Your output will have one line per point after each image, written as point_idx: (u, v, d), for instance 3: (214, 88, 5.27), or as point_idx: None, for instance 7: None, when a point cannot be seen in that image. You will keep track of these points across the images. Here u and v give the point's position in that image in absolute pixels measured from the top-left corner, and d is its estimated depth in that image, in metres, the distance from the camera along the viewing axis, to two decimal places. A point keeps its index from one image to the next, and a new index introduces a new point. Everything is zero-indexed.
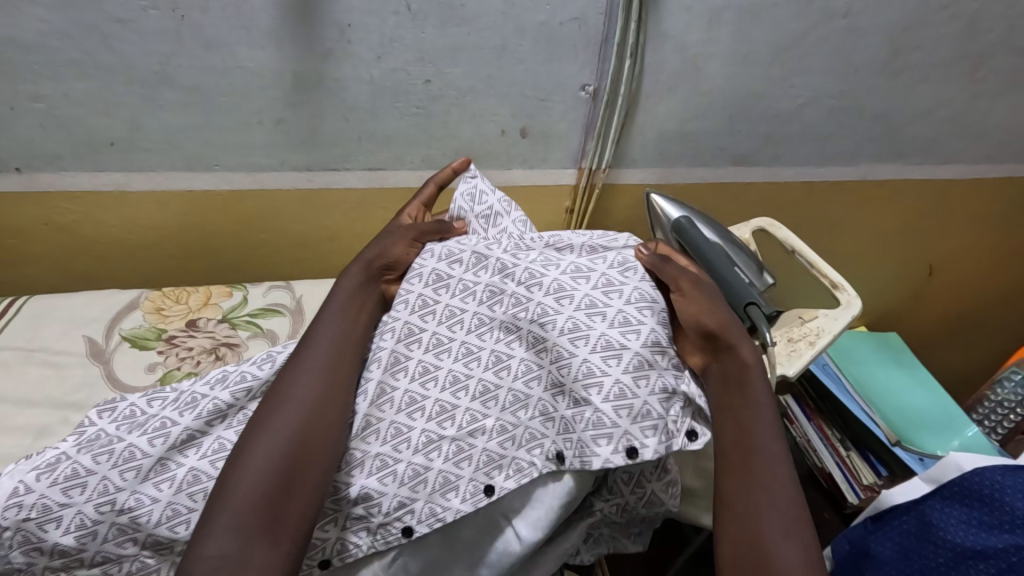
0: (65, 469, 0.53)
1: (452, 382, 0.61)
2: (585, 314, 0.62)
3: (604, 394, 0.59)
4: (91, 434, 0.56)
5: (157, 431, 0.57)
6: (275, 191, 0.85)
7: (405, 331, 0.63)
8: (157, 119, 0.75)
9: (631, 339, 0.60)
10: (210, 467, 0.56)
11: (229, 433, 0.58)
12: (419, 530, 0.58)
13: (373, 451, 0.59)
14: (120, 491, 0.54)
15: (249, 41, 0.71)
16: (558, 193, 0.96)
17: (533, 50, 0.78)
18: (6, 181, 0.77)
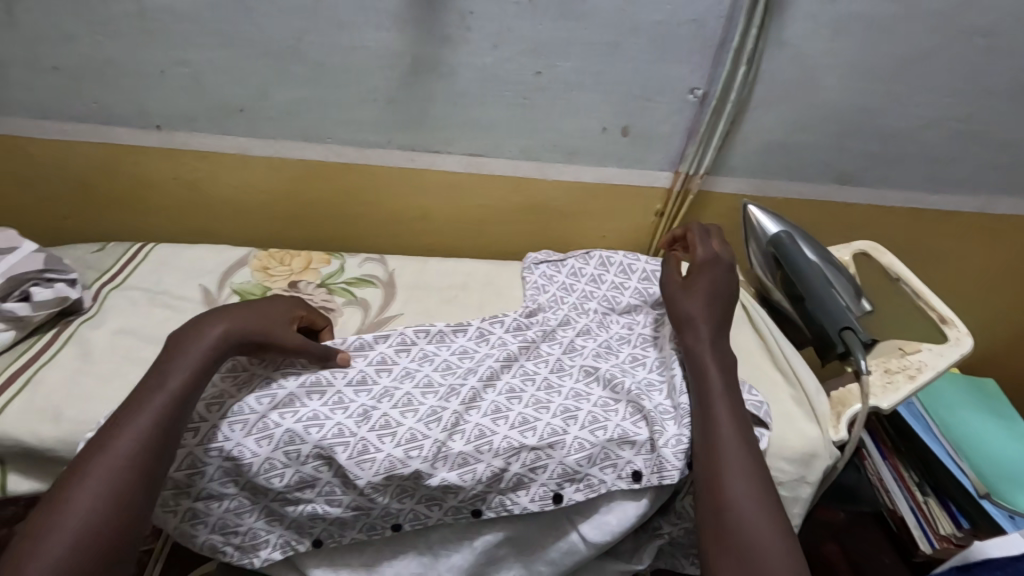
0: (179, 413, 0.61)
1: (537, 403, 0.67)
2: (657, 369, 0.74)
3: (680, 420, 0.67)
4: (195, 379, 0.64)
5: (263, 392, 0.63)
6: (379, 168, 0.89)
7: (506, 356, 0.72)
8: (282, 90, 0.80)
9: (693, 366, 0.70)
10: (305, 430, 0.61)
11: (324, 407, 0.63)
12: (488, 514, 0.65)
13: (456, 449, 0.63)
14: (227, 440, 0.60)
15: (375, 22, 0.74)
16: (651, 196, 0.95)
17: (646, 49, 0.78)
18: (147, 137, 0.85)
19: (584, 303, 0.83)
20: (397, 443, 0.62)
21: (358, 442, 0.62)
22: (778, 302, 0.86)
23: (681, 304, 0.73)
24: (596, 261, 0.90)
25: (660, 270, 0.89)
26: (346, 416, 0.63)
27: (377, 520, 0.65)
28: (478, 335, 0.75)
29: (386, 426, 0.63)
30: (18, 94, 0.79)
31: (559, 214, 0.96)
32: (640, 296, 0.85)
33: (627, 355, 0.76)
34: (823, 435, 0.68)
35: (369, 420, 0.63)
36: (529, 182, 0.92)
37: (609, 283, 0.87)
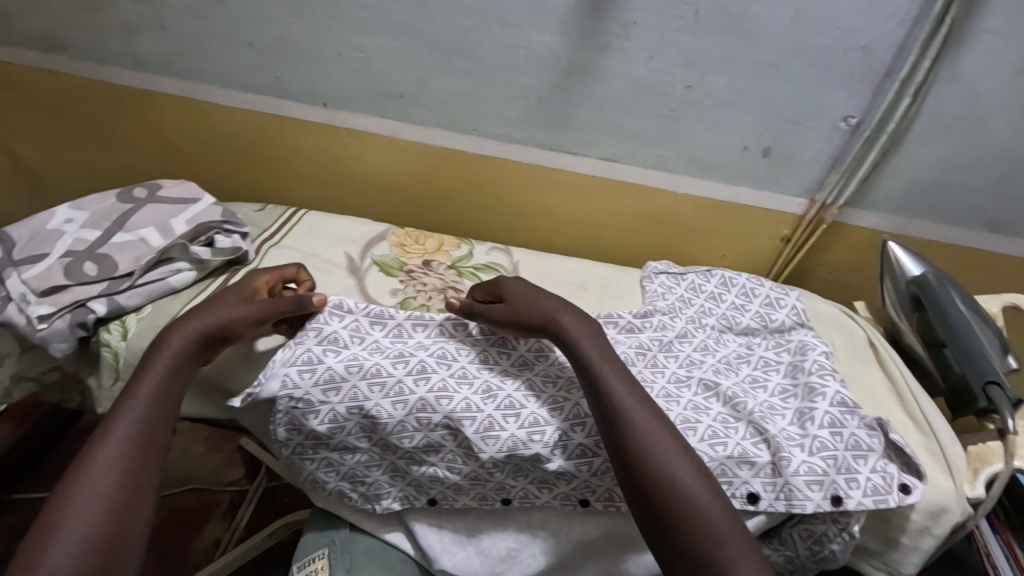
0: (323, 372, 0.64)
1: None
2: (779, 396, 0.71)
3: (806, 450, 0.65)
4: (331, 334, 0.66)
5: (397, 357, 0.66)
6: (516, 163, 0.93)
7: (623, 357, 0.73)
8: (441, 81, 0.86)
9: (820, 400, 0.69)
10: (437, 400, 0.65)
11: (452, 379, 0.66)
12: (594, 505, 0.67)
13: (576, 440, 0.65)
14: (367, 400, 0.64)
15: (541, 25, 0.78)
16: (781, 220, 0.94)
17: (805, 72, 0.77)
18: (312, 112, 0.92)
19: (702, 318, 0.82)
20: (521, 425, 0.65)
21: (484, 419, 0.65)
22: (912, 346, 0.83)
23: (513, 297, 0.68)
24: (717, 280, 0.87)
25: (786, 298, 0.86)
26: (473, 391, 0.66)
27: (489, 492, 0.68)
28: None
29: (511, 407, 0.66)
30: (212, 63, 0.89)
31: (681, 228, 0.97)
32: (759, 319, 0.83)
33: (747, 376, 0.74)
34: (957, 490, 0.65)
35: (495, 399, 0.66)
36: (658, 193, 0.93)
37: (728, 301, 0.84)
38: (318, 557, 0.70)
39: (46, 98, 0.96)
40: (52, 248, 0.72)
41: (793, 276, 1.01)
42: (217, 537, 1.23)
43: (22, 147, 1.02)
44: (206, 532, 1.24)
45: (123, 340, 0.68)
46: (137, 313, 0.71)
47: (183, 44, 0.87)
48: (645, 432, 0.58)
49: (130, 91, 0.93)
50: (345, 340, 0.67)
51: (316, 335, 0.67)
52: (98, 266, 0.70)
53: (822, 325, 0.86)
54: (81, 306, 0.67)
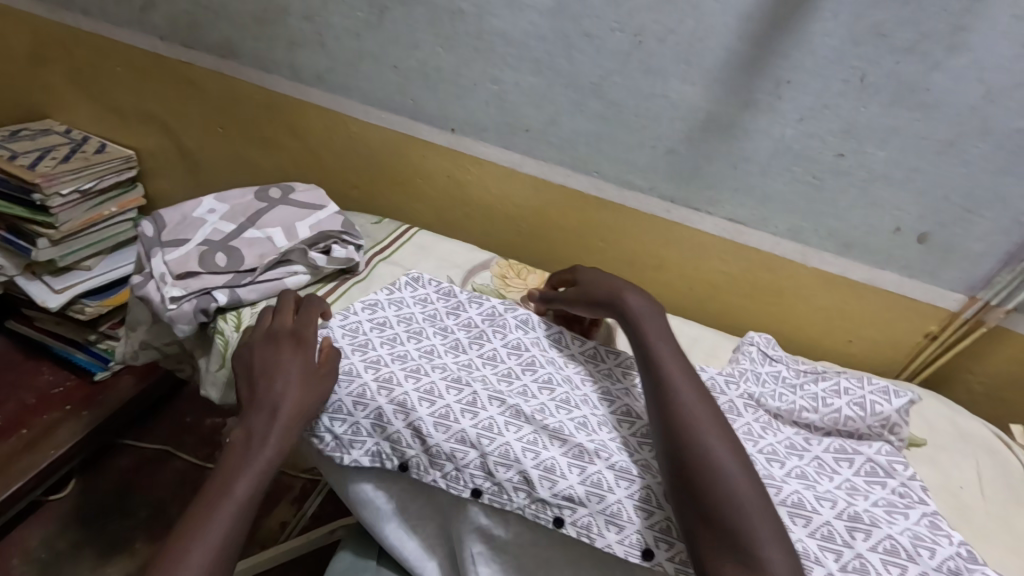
0: (372, 354, 0.66)
1: (646, 464, 0.60)
2: (817, 496, 0.57)
3: (840, 564, 0.53)
4: (390, 333, 0.70)
5: (437, 366, 0.66)
6: (632, 211, 0.89)
7: (625, 411, 0.66)
8: (570, 120, 0.85)
9: (889, 523, 0.56)
10: (460, 412, 0.62)
11: (483, 394, 0.64)
12: (568, 530, 0.57)
13: (552, 454, 0.60)
14: (399, 386, 0.63)
15: (685, 75, 0.75)
16: (927, 315, 0.82)
17: (989, 155, 0.68)
18: (440, 135, 0.95)
19: (760, 401, 0.68)
20: (537, 465, 0.59)
21: (503, 445, 0.60)
22: None
23: (591, 283, 0.73)
24: (809, 373, 0.73)
25: (883, 403, 0.67)
26: (499, 411, 0.62)
27: (462, 473, 0.60)
28: (606, 372, 0.71)
29: (533, 444, 0.60)
30: (358, 81, 0.94)
31: (803, 304, 0.88)
32: (830, 421, 0.67)
33: (792, 470, 0.60)
34: None
35: (519, 430, 0.61)
36: (785, 265, 0.85)
37: (809, 390, 0.69)
38: None
39: (214, 96, 1.06)
40: (193, 235, 0.79)
41: (933, 380, 0.87)
42: (284, 520, 1.28)
43: (187, 136, 1.14)
44: (275, 513, 1.29)
45: (235, 330, 0.73)
46: (253, 307, 0.75)
47: (336, 61, 0.93)
48: (689, 400, 0.58)
49: (284, 98, 1.01)
50: (402, 339, 0.69)
51: (370, 312, 0.72)
52: (227, 258, 0.76)
53: (942, 432, 0.75)
54: (206, 293, 0.72)
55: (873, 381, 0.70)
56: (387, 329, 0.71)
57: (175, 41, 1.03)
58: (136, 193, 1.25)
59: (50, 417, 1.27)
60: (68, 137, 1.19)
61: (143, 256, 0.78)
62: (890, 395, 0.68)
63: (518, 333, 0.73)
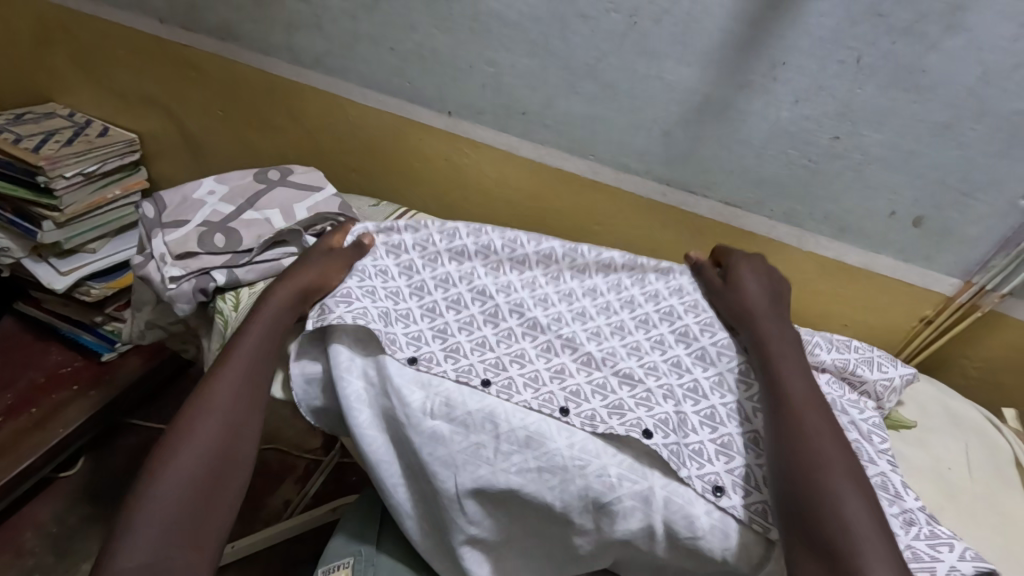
0: (409, 274, 0.75)
1: (642, 398, 0.66)
2: None
3: None
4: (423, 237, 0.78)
5: (466, 277, 0.76)
6: (628, 194, 0.89)
7: (643, 317, 0.74)
8: (566, 102, 0.85)
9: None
10: (482, 320, 0.72)
11: (506, 305, 0.74)
12: (573, 419, 0.63)
13: (562, 359, 0.70)
14: (428, 298, 0.74)
15: (680, 57, 0.75)
16: (922, 298, 0.82)
17: (987, 138, 0.67)
18: (437, 118, 0.95)
19: None
20: (548, 367, 0.69)
21: (506, 377, 0.66)
22: None
23: (744, 300, 0.72)
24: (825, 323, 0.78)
25: (890, 365, 0.72)
26: (517, 323, 0.73)
27: (475, 367, 0.67)
28: (626, 299, 0.76)
29: (546, 351, 0.70)
30: (354, 62, 0.95)
31: (797, 287, 0.88)
32: (837, 366, 0.70)
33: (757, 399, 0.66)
34: None
35: (535, 338, 0.71)
36: (779, 248, 0.85)
37: (822, 336, 0.74)
38: (343, 564, 0.71)
39: (213, 79, 1.07)
40: (193, 216, 0.80)
41: (927, 363, 0.87)
42: (287, 499, 1.29)
43: (188, 119, 1.15)
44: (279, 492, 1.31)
45: (234, 310, 0.74)
46: (251, 287, 0.76)
47: (334, 43, 0.94)
48: (820, 418, 0.59)
49: (282, 81, 1.02)
50: (393, 273, 0.75)
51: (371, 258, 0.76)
52: (226, 239, 0.77)
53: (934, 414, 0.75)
54: (205, 273, 0.74)
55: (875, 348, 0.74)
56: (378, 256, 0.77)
57: (175, 23, 1.04)
58: (140, 176, 1.25)
59: (59, 396, 1.29)
60: (71, 120, 1.20)
61: (144, 236, 0.79)
62: (896, 361, 0.73)
63: (527, 248, 0.78)
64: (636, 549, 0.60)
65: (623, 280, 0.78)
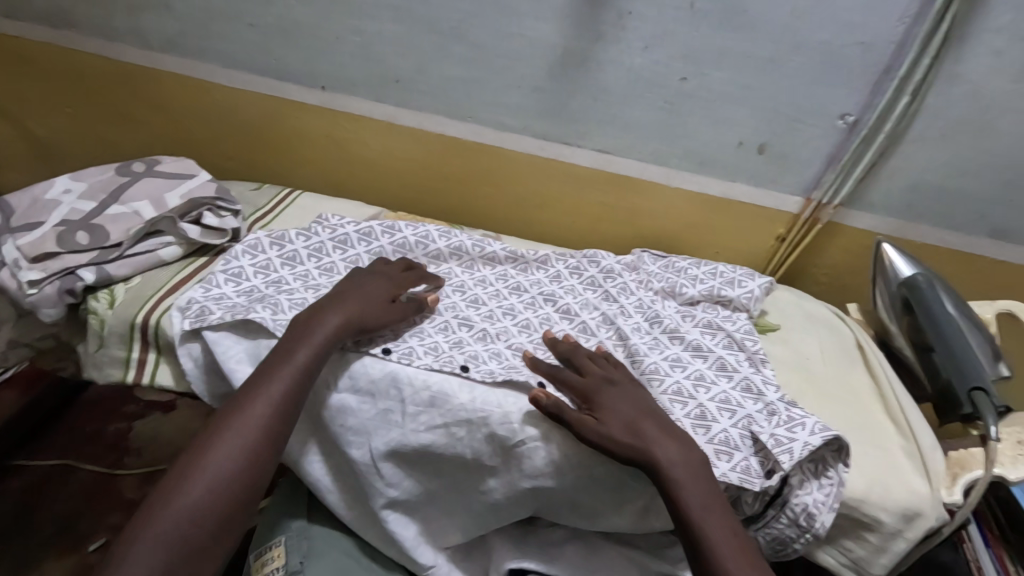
0: (300, 269, 0.78)
1: (535, 363, 0.70)
2: (672, 360, 0.72)
3: (686, 411, 0.66)
4: (316, 244, 0.81)
5: None
6: (510, 151, 0.93)
7: (530, 300, 0.81)
8: (436, 66, 0.86)
9: (677, 408, 0.66)
10: None
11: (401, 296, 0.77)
12: (473, 374, 0.66)
13: (460, 335, 0.72)
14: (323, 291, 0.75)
15: (538, 13, 0.78)
16: (775, 219, 0.92)
17: (805, 67, 0.77)
18: (310, 95, 0.93)
19: (647, 282, 0.86)
20: (447, 339, 0.71)
21: (406, 347, 0.68)
22: (901, 351, 0.81)
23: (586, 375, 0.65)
24: (691, 260, 0.89)
25: (749, 281, 0.85)
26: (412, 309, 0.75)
27: (372, 339, 0.68)
28: (514, 288, 0.83)
29: (444, 328, 0.73)
30: (213, 41, 0.90)
31: (671, 224, 0.96)
32: (706, 293, 0.83)
33: (631, 349, 0.73)
34: (932, 493, 0.64)
35: (432, 320, 0.74)
36: (651, 187, 0.92)
37: (690, 273, 0.85)
38: (276, 545, 0.71)
39: (53, 72, 0.98)
40: (48, 217, 0.74)
41: (788, 279, 0.99)
42: None
43: (29, 119, 1.04)
44: None
45: (109, 308, 0.71)
46: (125, 283, 0.73)
47: (188, 23, 0.89)
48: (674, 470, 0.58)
49: (133, 68, 0.95)
50: (274, 266, 0.77)
51: (251, 257, 0.78)
52: (90, 236, 0.72)
53: (794, 318, 0.86)
54: (70, 273, 0.70)
55: (728, 269, 0.87)
56: (260, 254, 0.78)
57: None
58: None
59: None
60: None
61: None
62: (753, 276, 0.85)
63: (415, 251, 0.84)
64: (549, 477, 0.65)
65: (509, 271, 0.85)
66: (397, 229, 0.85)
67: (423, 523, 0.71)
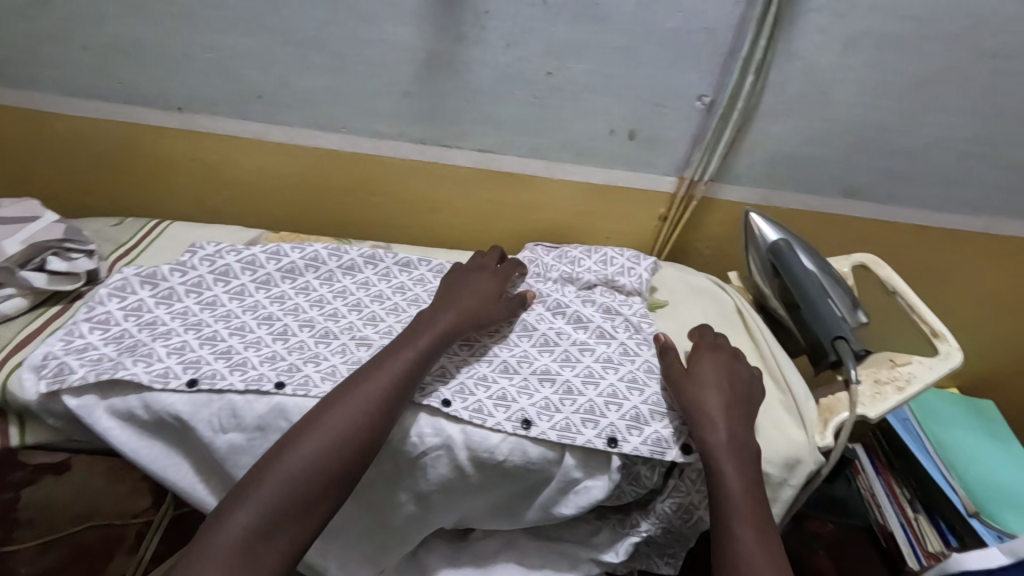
0: (178, 306, 0.72)
1: (438, 373, 0.68)
2: (577, 349, 0.73)
3: (599, 391, 0.68)
4: (194, 278, 0.76)
5: (249, 306, 0.75)
6: (391, 159, 0.91)
7: None
8: (298, 78, 0.83)
9: (590, 389, 0.68)
10: (270, 339, 0.71)
11: (294, 324, 0.73)
12: None
13: (360, 355, 0.70)
14: (206, 329, 0.70)
15: (395, 17, 0.77)
16: (654, 200, 0.97)
17: (659, 55, 0.80)
18: (167, 118, 0.87)
19: (545, 274, 0.86)
20: (344, 360, 0.69)
21: (301, 376, 0.65)
22: (776, 312, 0.87)
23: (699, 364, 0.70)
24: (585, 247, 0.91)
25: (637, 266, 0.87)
26: (307, 335, 0.72)
27: (263, 374, 0.65)
28: (413, 298, 0.80)
29: (341, 350, 0.70)
30: (45, 68, 0.82)
31: (560, 214, 0.98)
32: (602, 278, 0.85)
33: (537, 340, 0.74)
34: (808, 440, 0.69)
35: (329, 343, 0.71)
36: (535, 180, 0.94)
37: (583, 263, 0.87)
38: None
39: None
40: None
41: (674, 254, 1.04)
42: None
43: None
44: None
45: None
46: None
47: (10, 50, 0.81)
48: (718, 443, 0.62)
49: None
50: (148, 307, 0.72)
51: (120, 300, 0.72)
52: None
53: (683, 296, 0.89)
54: None
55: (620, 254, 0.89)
56: (129, 295, 0.72)
57: None
58: None
59: None
60: None
61: None
62: (639, 260, 0.88)
63: (306, 273, 0.80)
64: (455, 482, 0.66)
65: (406, 282, 0.82)
66: (282, 254, 0.81)
67: (337, 548, 0.69)
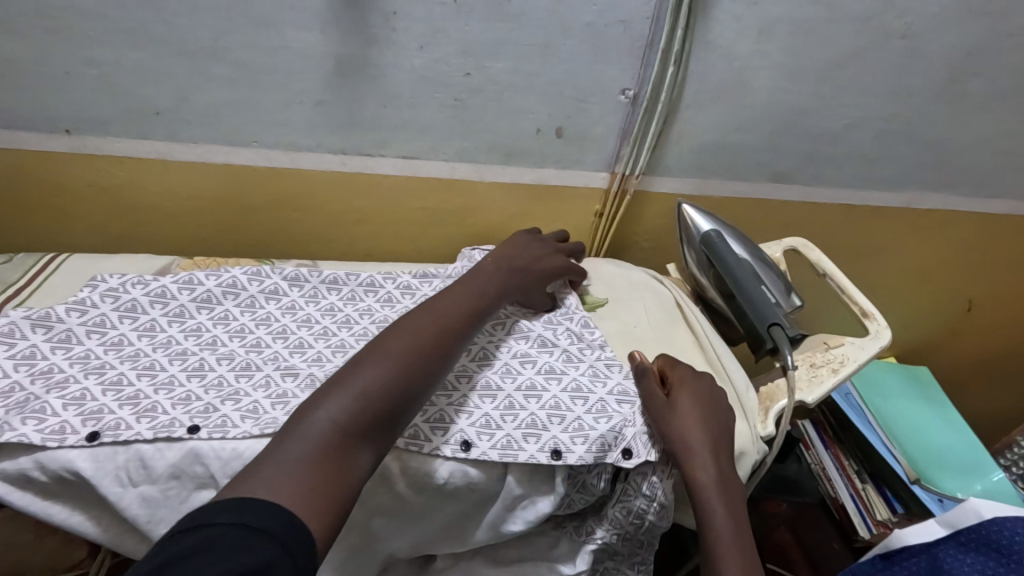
0: (77, 350, 0.65)
1: None
2: (518, 361, 0.70)
3: (540, 403, 0.66)
4: (95, 316, 0.69)
5: (161, 344, 0.69)
6: (310, 172, 0.86)
7: (360, 331, 0.75)
8: (198, 91, 0.77)
9: (531, 402, 0.66)
10: (185, 378, 0.65)
11: (212, 360, 0.68)
12: None
13: (285, 386, 0.66)
14: (110, 373, 0.64)
15: (296, 22, 0.72)
16: (588, 197, 0.96)
17: (578, 50, 0.78)
18: (55, 141, 0.80)
19: None
20: (268, 394, 0.64)
21: (218, 417, 0.60)
22: (714, 301, 0.87)
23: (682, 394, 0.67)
24: None
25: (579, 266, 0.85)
26: (227, 370, 0.67)
27: (175, 420, 0.59)
28: (343, 321, 0.76)
29: (263, 382, 0.65)
30: None
31: (494, 216, 0.96)
32: None
33: (477, 355, 0.71)
34: (751, 430, 0.70)
35: (250, 376, 0.66)
36: (464, 185, 0.91)
37: None
38: None
39: None
40: None
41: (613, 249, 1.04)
42: None
43: None
44: None
45: None
46: None
47: None
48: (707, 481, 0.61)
49: None
50: (41, 354, 0.64)
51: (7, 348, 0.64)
52: None
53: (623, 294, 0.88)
54: None
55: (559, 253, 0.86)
56: (18, 341, 0.64)
57: None
58: None
59: None
60: None
61: None
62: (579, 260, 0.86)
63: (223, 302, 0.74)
64: (396, 510, 0.62)
65: (334, 303, 0.78)
66: (197, 283, 0.75)
67: None
